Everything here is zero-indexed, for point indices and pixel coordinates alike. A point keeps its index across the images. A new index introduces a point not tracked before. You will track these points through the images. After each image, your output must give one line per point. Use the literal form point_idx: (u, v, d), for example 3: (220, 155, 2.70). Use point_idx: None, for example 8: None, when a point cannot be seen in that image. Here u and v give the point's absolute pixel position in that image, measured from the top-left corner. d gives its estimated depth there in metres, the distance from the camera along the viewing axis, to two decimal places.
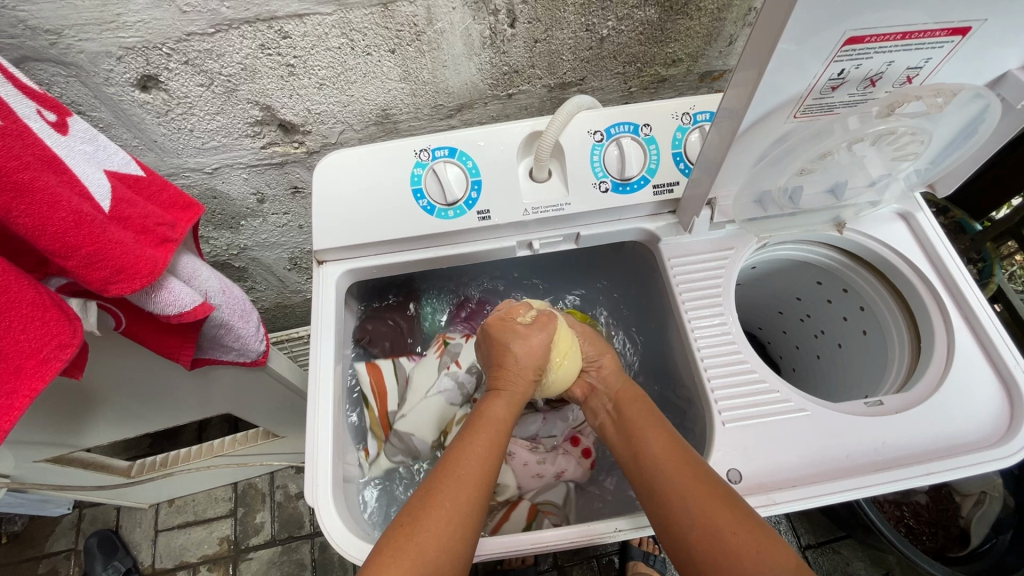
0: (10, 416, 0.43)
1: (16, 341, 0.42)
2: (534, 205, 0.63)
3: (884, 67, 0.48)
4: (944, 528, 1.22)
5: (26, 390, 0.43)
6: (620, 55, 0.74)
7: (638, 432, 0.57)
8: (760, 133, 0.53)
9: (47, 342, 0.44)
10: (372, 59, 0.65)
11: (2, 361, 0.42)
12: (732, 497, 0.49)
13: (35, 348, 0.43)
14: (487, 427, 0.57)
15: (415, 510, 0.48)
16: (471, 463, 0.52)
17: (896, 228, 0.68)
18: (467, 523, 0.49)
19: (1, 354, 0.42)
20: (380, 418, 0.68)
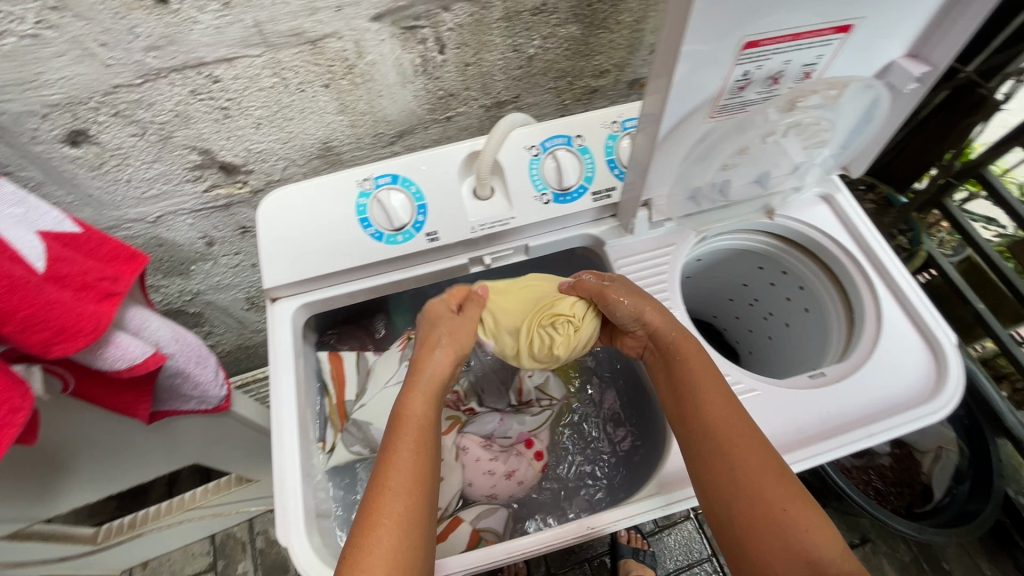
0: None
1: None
2: (480, 222, 0.65)
3: (783, 65, 0.53)
4: (908, 486, 1.29)
5: None
6: (550, 71, 0.77)
7: (697, 391, 0.56)
8: (682, 135, 0.57)
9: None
10: (307, 96, 0.66)
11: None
12: (788, 476, 0.51)
13: None
14: (416, 423, 0.54)
15: (363, 525, 0.47)
16: (403, 467, 0.50)
17: (820, 210, 0.72)
18: (417, 530, 0.48)
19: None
20: (337, 406, 0.71)
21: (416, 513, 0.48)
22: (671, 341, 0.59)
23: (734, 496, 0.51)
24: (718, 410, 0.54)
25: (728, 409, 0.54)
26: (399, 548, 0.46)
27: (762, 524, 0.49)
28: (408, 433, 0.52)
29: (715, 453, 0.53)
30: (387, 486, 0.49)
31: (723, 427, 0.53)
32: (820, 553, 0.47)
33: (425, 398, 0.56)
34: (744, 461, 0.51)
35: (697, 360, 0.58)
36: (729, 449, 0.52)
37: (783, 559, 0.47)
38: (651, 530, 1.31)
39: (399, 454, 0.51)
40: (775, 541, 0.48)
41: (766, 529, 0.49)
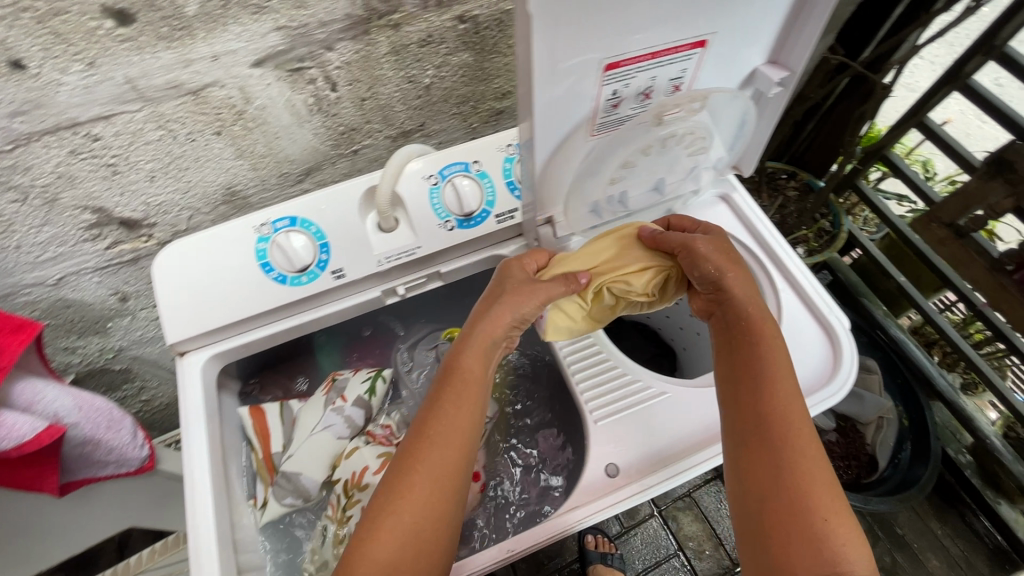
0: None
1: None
2: (386, 255, 0.65)
3: (650, 82, 0.55)
4: (856, 458, 1.33)
5: None
6: (450, 97, 0.78)
7: (765, 371, 0.55)
8: (567, 154, 0.59)
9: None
10: (199, 144, 0.66)
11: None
12: (835, 487, 0.50)
13: None
14: (467, 386, 0.55)
15: (401, 480, 0.51)
16: (450, 430, 0.53)
17: (720, 209, 0.75)
18: (444, 503, 0.51)
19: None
20: (264, 460, 0.69)
21: (448, 484, 0.51)
22: (745, 317, 0.58)
23: (774, 491, 0.50)
24: (787, 398, 0.53)
25: (795, 403, 0.53)
26: (422, 517, 0.50)
27: (798, 531, 0.47)
28: (457, 400, 0.54)
29: (758, 436, 0.52)
30: (428, 452, 0.52)
31: (786, 414, 0.52)
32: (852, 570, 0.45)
33: (478, 359, 0.56)
34: (793, 457, 0.50)
35: (771, 346, 0.56)
36: (783, 439, 0.51)
37: (808, 566, 0.46)
38: (618, 532, 1.32)
39: (449, 420, 0.53)
40: (808, 552, 0.46)
41: (799, 531, 0.47)
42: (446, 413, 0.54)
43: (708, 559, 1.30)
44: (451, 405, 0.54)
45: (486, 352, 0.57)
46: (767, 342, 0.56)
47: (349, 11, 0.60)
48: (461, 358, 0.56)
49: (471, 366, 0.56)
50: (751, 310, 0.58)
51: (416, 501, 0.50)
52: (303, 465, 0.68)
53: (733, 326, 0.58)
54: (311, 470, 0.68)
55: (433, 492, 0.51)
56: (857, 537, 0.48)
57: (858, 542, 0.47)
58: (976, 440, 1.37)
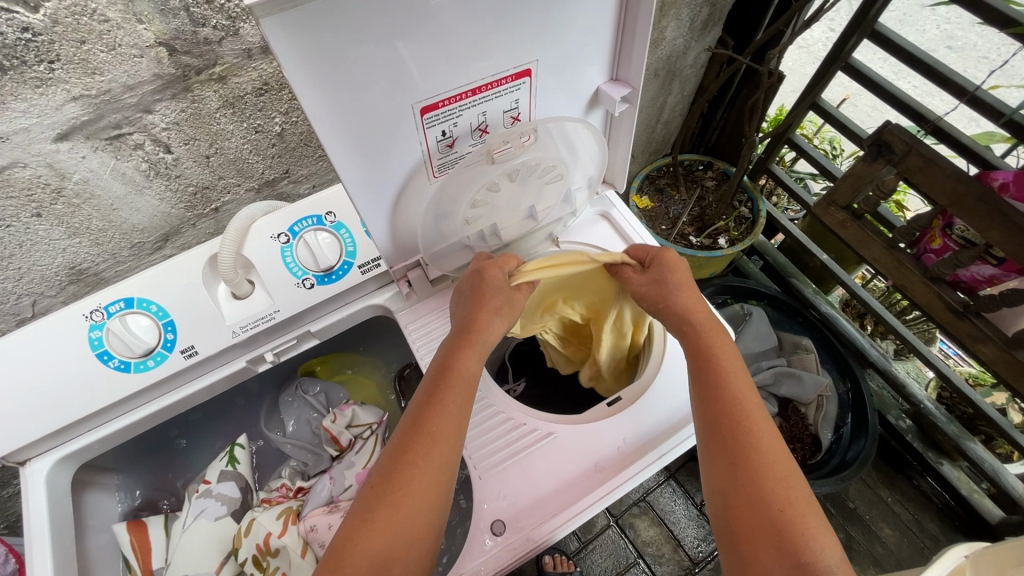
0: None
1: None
2: (242, 323, 0.61)
3: (482, 116, 0.52)
4: (800, 441, 1.34)
5: None
6: (310, 141, 0.74)
7: (726, 363, 0.55)
8: (411, 199, 0.55)
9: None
10: (18, 229, 0.60)
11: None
12: (800, 479, 0.48)
13: None
14: (462, 382, 0.53)
15: (399, 464, 0.47)
16: (449, 420, 0.50)
17: (601, 227, 0.73)
18: (439, 497, 0.48)
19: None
20: None
21: (442, 476, 0.48)
22: (704, 321, 0.58)
23: (734, 481, 0.48)
24: (744, 380, 0.53)
25: (751, 392, 0.53)
26: (418, 508, 0.46)
27: (759, 515, 0.45)
28: (449, 391, 0.52)
29: (716, 419, 0.51)
30: (425, 440, 0.49)
31: (742, 397, 0.52)
32: (817, 553, 0.43)
33: (470, 358, 0.55)
34: (753, 440, 0.49)
35: (723, 347, 0.57)
36: (741, 419, 0.50)
37: (775, 559, 0.43)
38: (576, 549, 1.29)
39: (442, 412, 0.50)
40: (768, 538, 0.44)
41: (762, 522, 0.45)
42: (444, 407, 0.51)
43: (668, 562, 1.28)
44: (444, 393, 0.52)
45: (477, 346, 0.56)
46: (721, 344, 0.56)
47: (157, 70, 0.55)
48: (450, 360, 0.54)
49: (460, 358, 0.54)
50: (694, 315, 0.58)
51: (413, 497, 0.46)
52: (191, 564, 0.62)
53: (680, 335, 0.58)
54: (200, 565, 0.62)
55: (428, 486, 0.47)
56: (822, 520, 0.45)
57: (823, 526, 0.44)
58: (913, 407, 1.38)
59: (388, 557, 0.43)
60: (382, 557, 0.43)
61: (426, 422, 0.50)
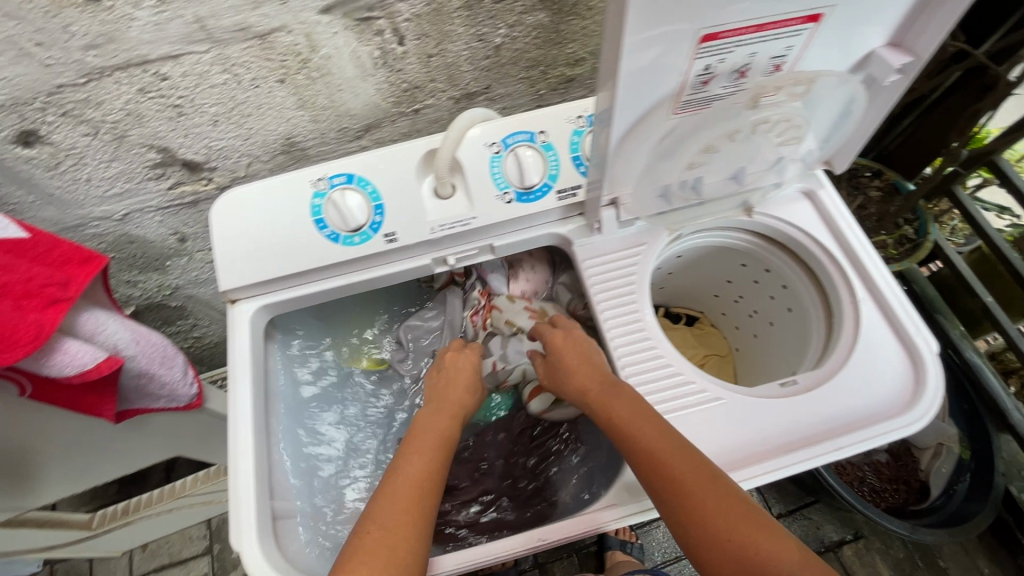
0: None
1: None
2: (441, 222, 0.63)
3: (749, 58, 0.49)
4: (906, 483, 1.24)
5: None
6: (520, 60, 0.73)
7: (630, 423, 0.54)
8: (645, 132, 0.54)
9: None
10: (263, 91, 0.64)
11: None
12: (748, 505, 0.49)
13: None
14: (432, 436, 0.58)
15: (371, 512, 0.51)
16: (416, 466, 0.55)
17: (801, 206, 0.69)
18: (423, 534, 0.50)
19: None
20: None
21: (418, 509, 0.51)
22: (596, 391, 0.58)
23: (697, 544, 0.48)
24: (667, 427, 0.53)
25: (656, 431, 0.52)
26: (410, 542, 0.49)
27: (713, 544, 0.47)
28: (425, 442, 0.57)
29: (645, 473, 0.52)
30: (400, 478, 0.53)
31: (652, 449, 0.51)
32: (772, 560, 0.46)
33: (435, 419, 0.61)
34: (686, 479, 0.49)
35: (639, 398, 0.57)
36: (664, 470, 0.50)
37: None
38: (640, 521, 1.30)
39: (413, 460, 0.55)
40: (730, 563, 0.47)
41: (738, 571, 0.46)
42: (416, 455, 0.56)
43: None
44: (408, 451, 0.57)
45: (444, 415, 0.61)
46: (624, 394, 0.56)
47: None
48: (418, 424, 0.60)
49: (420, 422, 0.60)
50: (589, 391, 0.59)
51: (402, 538, 0.49)
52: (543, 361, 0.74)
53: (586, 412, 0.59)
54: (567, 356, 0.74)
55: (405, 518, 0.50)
56: (780, 538, 0.47)
57: (772, 540, 0.47)
58: None
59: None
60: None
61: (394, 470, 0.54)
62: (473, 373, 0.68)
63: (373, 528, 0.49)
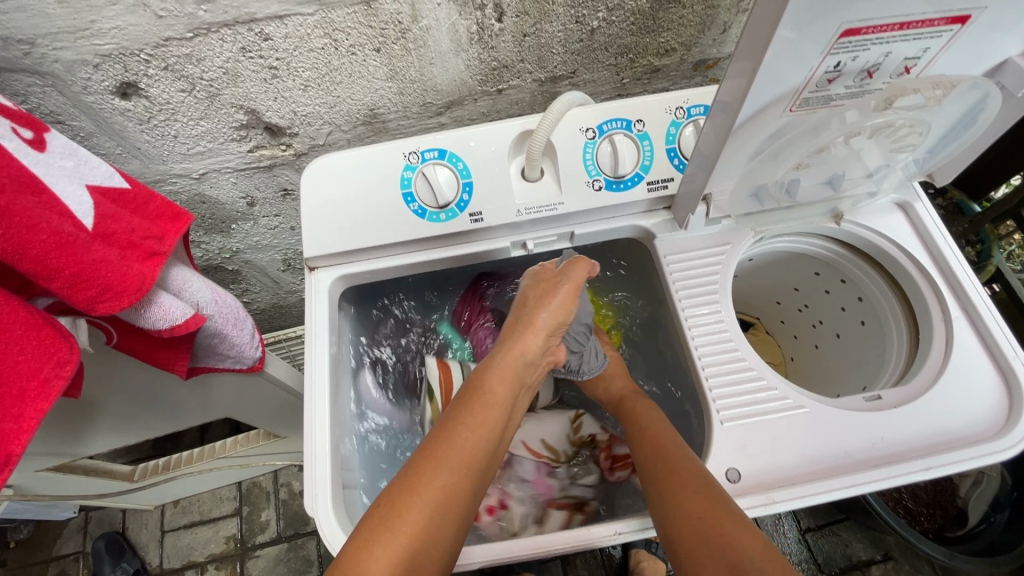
0: (21, 441, 0.42)
1: (14, 363, 0.41)
2: (528, 205, 0.62)
3: (883, 57, 0.46)
4: (941, 508, 1.23)
5: (32, 413, 0.43)
6: (611, 46, 0.72)
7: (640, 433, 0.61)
8: (756, 129, 0.52)
9: (47, 361, 0.43)
10: (357, 59, 0.64)
11: (4, 385, 0.41)
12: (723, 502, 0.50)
13: (35, 369, 0.42)
14: (489, 403, 0.56)
15: (409, 480, 0.49)
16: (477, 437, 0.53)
17: (895, 218, 0.66)
18: (448, 516, 0.48)
19: (2, 379, 0.41)
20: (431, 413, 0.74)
21: (459, 489, 0.50)
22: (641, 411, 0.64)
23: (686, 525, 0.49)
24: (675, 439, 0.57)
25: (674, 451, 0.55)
26: (428, 520, 0.47)
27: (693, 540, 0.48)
28: (484, 409, 0.55)
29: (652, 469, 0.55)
30: (456, 453, 0.51)
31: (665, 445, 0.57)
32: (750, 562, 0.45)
33: (504, 385, 0.57)
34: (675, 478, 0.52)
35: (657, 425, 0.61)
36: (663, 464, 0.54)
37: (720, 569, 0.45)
38: None
39: (464, 438, 0.53)
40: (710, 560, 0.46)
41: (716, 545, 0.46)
42: (471, 429, 0.53)
43: None
44: (471, 421, 0.54)
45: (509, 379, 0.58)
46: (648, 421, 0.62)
47: None
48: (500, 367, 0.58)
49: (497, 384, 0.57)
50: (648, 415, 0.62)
51: (422, 509, 0.47)
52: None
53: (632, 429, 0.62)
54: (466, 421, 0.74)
55: (448, 492, 0.49)
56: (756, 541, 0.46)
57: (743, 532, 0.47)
58: None
59: (405, 566, 0.45)
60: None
61: (444, 440, 0.52)
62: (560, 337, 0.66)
63: (425, 497, 0.48)
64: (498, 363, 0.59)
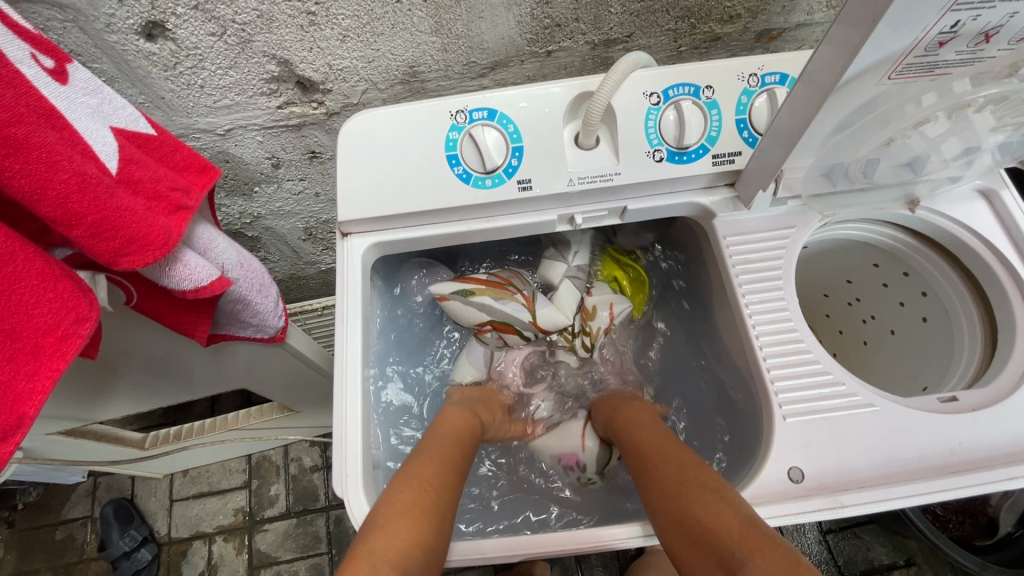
0: (34, 402, 0.38)
1: (29, 316, 0.37)
2: (581, 174, 0.57)
3: (1007, 18, 0.40)
4: (971, 517, 1.19)
5: (48, 371, 0.38)
6: (673, 8, 0.66)
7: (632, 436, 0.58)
8: (849, 99, 0.46)
9: (65, 317, 0.39)
10: (402, 8, 0.58)
11: (16, 340, 0.37)
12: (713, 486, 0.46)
13: (51, 324, 0.38)
14: (446, 434, 0.58)
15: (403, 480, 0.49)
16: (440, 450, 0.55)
17: (976, 207, 0.61)
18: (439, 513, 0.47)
19: (14, 332, 0.37)
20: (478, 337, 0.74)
21: (444, 494, 0.49)
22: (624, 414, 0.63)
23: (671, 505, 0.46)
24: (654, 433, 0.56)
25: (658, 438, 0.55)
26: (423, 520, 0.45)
27: (680, 528, 0.44)
28: (443, 440, 0.57)
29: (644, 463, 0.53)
30: (425, 454, 0.53)
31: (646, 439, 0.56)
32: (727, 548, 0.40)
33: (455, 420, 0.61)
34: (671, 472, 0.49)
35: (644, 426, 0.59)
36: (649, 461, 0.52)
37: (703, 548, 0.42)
38: None
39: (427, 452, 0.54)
40: (694, 554, 0.42)
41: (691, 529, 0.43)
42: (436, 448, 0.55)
43: None
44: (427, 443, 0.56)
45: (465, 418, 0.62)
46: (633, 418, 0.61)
47: None
48: (448, 412, 0.63)
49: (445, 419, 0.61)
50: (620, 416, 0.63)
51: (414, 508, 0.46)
52: (472, 316, 0.72)
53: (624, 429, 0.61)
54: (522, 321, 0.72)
55: (434, 482, 0.49)
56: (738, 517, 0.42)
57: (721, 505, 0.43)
58: None
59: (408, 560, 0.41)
60: (411, 564, 0.41)
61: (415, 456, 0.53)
62: (499, 405, 0.72)
63: (412, 483, 0.48)
64: (444, 413, 0.63)
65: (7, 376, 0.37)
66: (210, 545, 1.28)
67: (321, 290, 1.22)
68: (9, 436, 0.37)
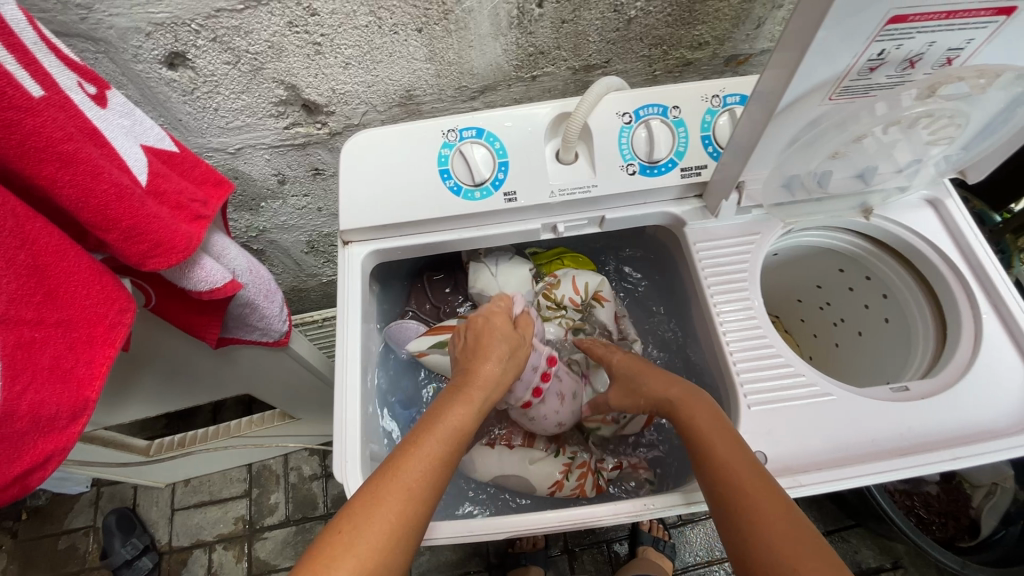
0: (94, 385, 0.43)
1: (82, 307, 0.42)
2: (562, 187, 0.63)
3: (926, 47, 0.46)
4: (953, 519, 1.22)
5: (102, 358, 0.43)
6: (646, 37, 0.73)
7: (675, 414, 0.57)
8: (795, 118, 0.52)
9: (110, 307, 0.44)
10: (399, 38, 0.65)
11: (73, 330, 0.42)
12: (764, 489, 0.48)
13: (100, 314, 0.43)
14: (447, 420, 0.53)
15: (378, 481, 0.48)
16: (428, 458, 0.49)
17: (925, 215, 0.67)
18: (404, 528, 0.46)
19: (72, 322, 0.42)
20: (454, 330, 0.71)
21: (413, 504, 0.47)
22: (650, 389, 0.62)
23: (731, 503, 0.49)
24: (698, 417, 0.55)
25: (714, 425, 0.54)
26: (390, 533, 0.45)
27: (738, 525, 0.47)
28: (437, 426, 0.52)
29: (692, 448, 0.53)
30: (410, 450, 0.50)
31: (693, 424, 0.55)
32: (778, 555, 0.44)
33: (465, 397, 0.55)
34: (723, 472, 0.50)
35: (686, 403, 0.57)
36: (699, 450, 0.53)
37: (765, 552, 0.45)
38: (675, 521, 1.28)
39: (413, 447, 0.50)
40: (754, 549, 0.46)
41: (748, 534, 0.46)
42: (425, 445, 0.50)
43: None
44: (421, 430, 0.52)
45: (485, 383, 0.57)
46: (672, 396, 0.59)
47: None
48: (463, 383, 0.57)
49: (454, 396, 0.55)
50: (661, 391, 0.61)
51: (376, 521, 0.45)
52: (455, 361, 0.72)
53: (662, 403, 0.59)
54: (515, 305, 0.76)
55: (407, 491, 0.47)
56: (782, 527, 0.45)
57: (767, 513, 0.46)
58: None
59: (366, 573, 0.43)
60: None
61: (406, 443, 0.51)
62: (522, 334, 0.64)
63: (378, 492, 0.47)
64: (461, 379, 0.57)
65: (70, 362, 0.42)
66: (210, 553, 1.30)
67: (322, 302, 1.27)
68: (77, 416, 0.43)
